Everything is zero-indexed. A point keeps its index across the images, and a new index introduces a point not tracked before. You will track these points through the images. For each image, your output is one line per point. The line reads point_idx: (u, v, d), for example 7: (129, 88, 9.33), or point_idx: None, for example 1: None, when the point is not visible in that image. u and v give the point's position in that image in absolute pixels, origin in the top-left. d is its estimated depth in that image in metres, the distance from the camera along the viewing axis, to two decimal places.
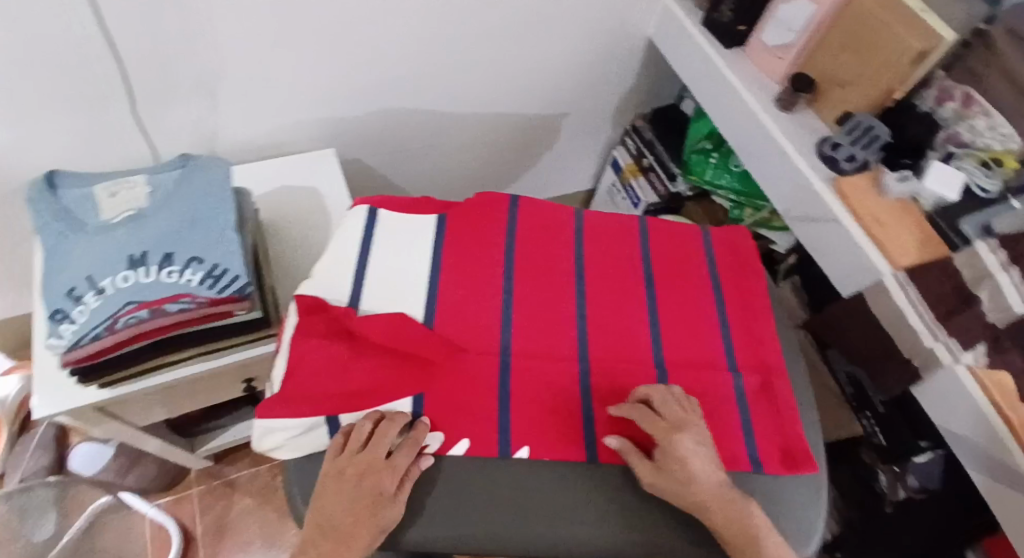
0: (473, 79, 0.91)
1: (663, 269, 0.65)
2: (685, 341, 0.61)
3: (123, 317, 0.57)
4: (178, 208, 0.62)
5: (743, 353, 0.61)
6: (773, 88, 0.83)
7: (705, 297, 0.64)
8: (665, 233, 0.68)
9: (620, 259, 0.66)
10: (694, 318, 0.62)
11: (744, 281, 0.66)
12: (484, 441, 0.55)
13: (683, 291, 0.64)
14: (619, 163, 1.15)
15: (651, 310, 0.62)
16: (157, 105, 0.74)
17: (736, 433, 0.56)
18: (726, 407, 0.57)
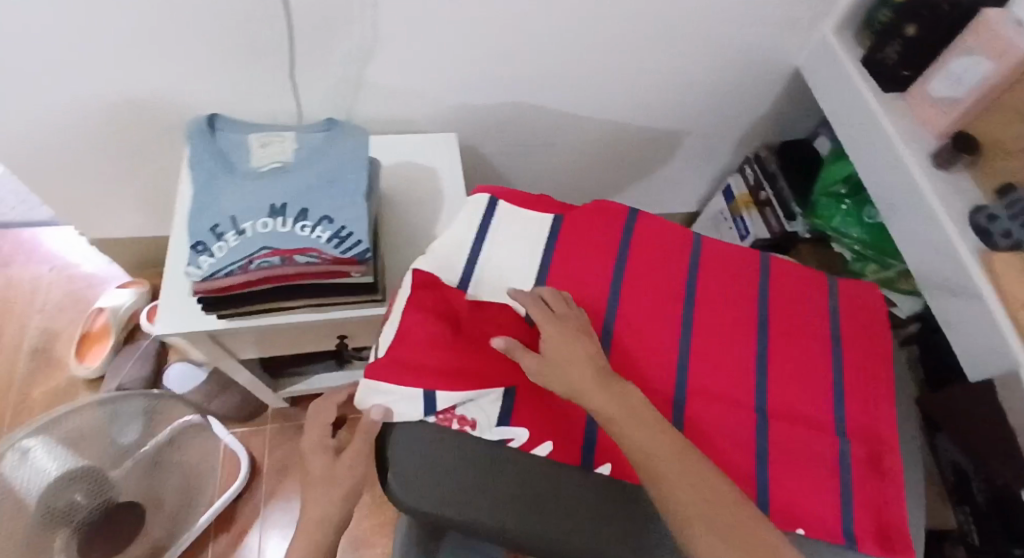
0: (606, 85, 0.90)
1: (781, 313, 0.62)
2: (792, 393, 0.58)
3: (257, 260, 0.62)
4: (320, 168, 0.67)
5: (854, 419, 0.58)
6: (930, 143, 0.76)
7: (823, 352, 0.60)
8: (789, 277, 0.65)
9: (736, 294, 0.63)
10: (806, 371, 0.59)
11: (867, 344, 0.62)
12: (565, 448, 0.53)
13: (798, 341, 0.61)
14: (732, 192, 1.10)
15: (761, 355, 0.60)
16: (313, 66, 0.78)
17: (833, 502, 0.53)
18: (826, 473, 0.54)
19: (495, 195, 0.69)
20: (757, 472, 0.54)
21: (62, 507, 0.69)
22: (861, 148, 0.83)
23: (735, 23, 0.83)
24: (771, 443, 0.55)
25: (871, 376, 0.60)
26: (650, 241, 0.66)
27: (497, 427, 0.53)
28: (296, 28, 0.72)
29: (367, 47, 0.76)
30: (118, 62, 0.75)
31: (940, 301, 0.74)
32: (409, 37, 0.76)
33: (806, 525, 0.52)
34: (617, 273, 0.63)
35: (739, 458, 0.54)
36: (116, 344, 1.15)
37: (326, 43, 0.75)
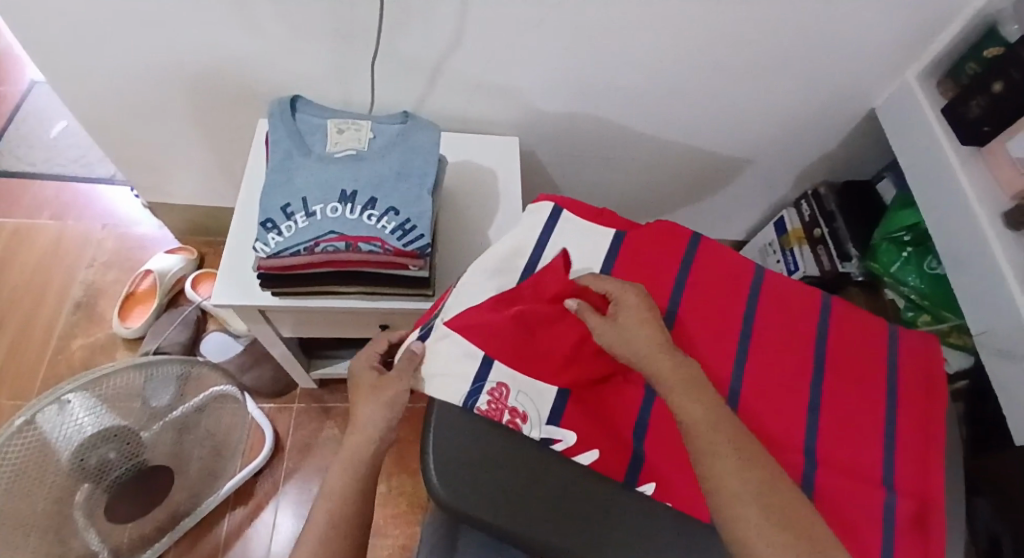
0: (676, 106, 0.91)
1: (837, 358, 0.61)
2: (843, 441, 0.57)
3: (323, 243, 0.63)
4: (392, 161, 0.68)
5: (905, 475, 0.55)
6: (1004, 203, 0.75)
7: (877, 402, 0.59)
8: (848, 321, 0.64)
9: (793, 333, 0.62)
10: (860, 420, 0.58)
11: (927, 397, 0.60)
12: (614, 461, 0.53)
13: (852, 386, 0.60)
14: (784, 225, 1.09)
15: (814, 395, 0.59)
16: (393, 58, 0.80)
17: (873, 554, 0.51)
18: (869, 524, 0.53)
19: (558, 203, 0.68)
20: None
21: (96, 464, 0.69)
22: (930, 197, 0.82)
23: (815, 58, 0.83)
24: (817, 491, 0.54)
25: (928, 431, 0.58)
26: (709, 269, 0.65)
27: (547, 426, 0.53)
28: (386, 20, 0.74)
29: (450, 44, 0.78)
30: (211, 33, 0.77)
31: (998, 361, 0.72)
32: (494, 40, 0.77)
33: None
34: (674, 298, 0.63)
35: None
36: (158, 306, 1.17)
37: (412, 37, 0.76)
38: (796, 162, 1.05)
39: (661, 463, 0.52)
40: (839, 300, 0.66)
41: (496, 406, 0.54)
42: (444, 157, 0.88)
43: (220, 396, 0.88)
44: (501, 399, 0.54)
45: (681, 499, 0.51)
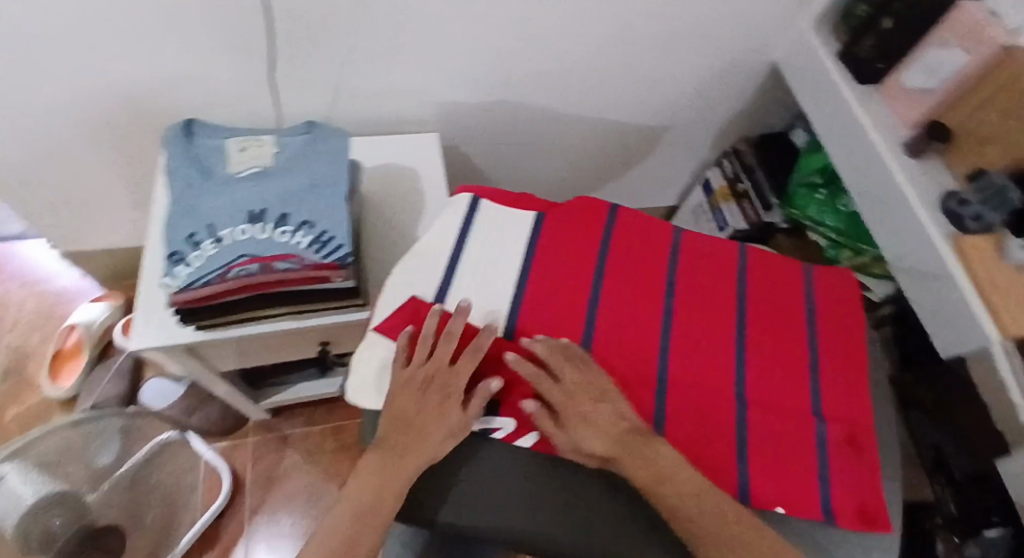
0: (589, 80, 0.91)
1: (759, 304, 0.64)
2: (772, 379, 0.59)
3: (234, 269, 0.60)
4: (300, 171, 0.65)
5: (831, 403, 0.59)
6: (901, 132, 0.79)
7: (799, 338, 0.62)
8: (762, 268, 0.66)
9: (714, 288, 0.64)
10: (785, 362, 0.60)
11: (842, 330, 0.63)
12: (553, 439, 0.54)
13: (775, 330, 0.62)
14: (711, 186, 1.13)
15: (739, 342, 0.61)
16: (293, 69, 0.77)
17: (811, 483, 0.54)
18: (804, 454, 0.55)
19: (476, 194, 0.69)
20: (736, 458, 0.55)
21: (44, 534, 0.65)
22: (837, 139, 0.85)
23: (711, 18, 0.84)
24: (751, 431, 0.56)
25: (847, 360, 0.61)
26: (629, 237, 0.67)
27: (487, 416, 0.55)
28: (275, 28, 0.71)
29: (347, 48, 0.76)
30: (92, 67, 0.73)
31: (915, 284, 0.76)
32: (393, 38, 0.76)
33: (789, 504, 0.53)
34: (599, 269, 0.64)
35: (725, 443, 0.55)
36: (90, 360, 1.11)
37: (310, 45, 0.74)
38: (712, 123, 1.07)
39: None
40: (754, 248, 0.69)
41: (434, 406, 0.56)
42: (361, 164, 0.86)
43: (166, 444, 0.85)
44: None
45: (622, 462, 0.53)
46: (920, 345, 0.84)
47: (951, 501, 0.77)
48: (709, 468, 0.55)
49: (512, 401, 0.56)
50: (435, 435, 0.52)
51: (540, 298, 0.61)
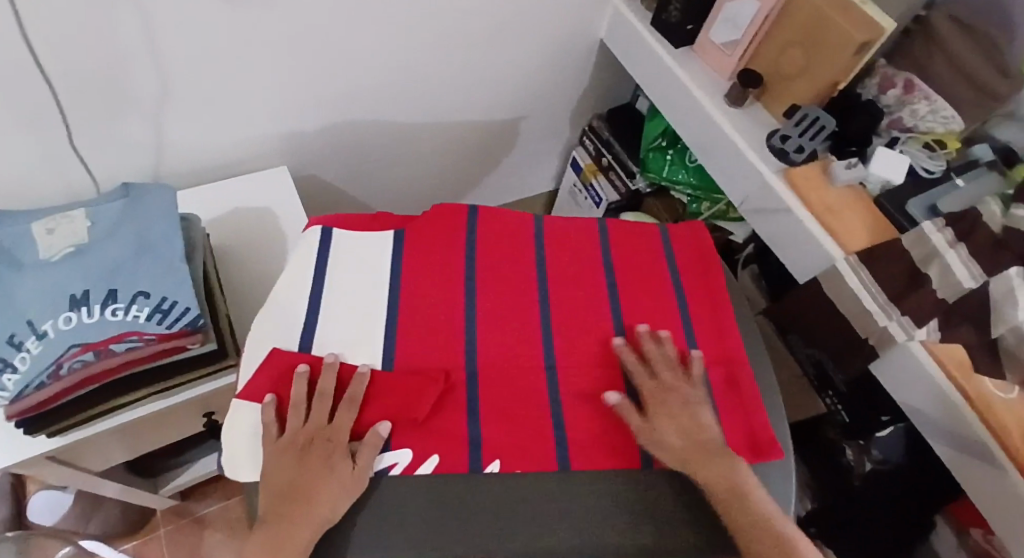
0: (432, 85, 0.90)
1: (627, 273, 0.65)
2: (650, 342, 0.61)
3: (67, 361, 0.54)
4: (123, 238, 0.61)
5: (707, 352, 0.61)
6: (723, 85, 0.84)
7: (668, 296, 0.64)
8: (624, 237, 0.68)
9: (582, 265, 0.65)
10: (659, 320, 0.62)
11: (705, 277, 0.66)
12: (453, 456, 0.51)
13: (645, 292, 0.64)
14: (578, 164, 1.17)
15: (614, 312, 0.62)
16: (102, 138, 0.70)
17: (704, 428, 0.56)
18: (693, 403, 0.57)
19: (333, 225, 0.63)
20: (633, 424, 0.55)
21: None
22: (669, 102, 0.89)
23: (535, 7, 0.86)
24: (641, 395, 0.57)
25: (714, 307, 0.64)
26: (493, 233, 0.66)
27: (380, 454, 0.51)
28: (67, 103, 0.64)
29: (157, 103, 0.70)
30: None
31: (760, 222, 0.81)
32: (209, 83, 0.71)
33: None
34: (468, 272, 0.62)
35: (619, 416, 0.56)
36: None
37: (113, 109, 0.68)
38: (564, 106, 1.10)
39: (497, 437, 0.53)
40: (613, 220, 0.70)
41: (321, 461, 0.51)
42: (212, 217, 0.80)
43: None
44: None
45: (523, 460, 0.52)
46: (786, 284, 0.90)
47: (843, 411, 0.86)
48: (610, 444, 0.54)
49: (405, 429, 0.52)
50: (330, 489, 0.48)
51: (411, 316, 0.58)
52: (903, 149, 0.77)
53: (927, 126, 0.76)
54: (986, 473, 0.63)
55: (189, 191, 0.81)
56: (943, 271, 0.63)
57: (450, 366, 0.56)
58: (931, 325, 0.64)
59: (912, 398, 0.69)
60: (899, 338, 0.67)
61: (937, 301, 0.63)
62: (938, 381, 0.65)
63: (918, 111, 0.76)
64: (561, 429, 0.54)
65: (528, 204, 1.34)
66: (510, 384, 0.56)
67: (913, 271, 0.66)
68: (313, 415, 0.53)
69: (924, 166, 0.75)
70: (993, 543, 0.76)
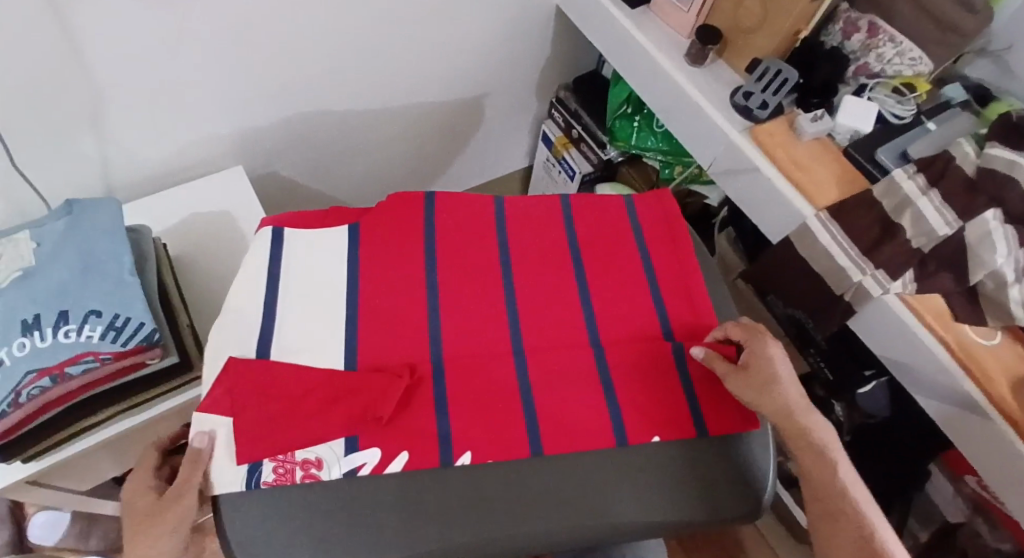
0: (385, 70, 0.87)
1: (593, 248, 0.63)
2: (619, 318, 0.59)
3: (25, 389, 0.53)
4: (68, 258, 0.60)
5: (678, 322, 0.60)
6: (683, 44, 0.82)
7: (636, 269, 0.62)
8: (588, 211, 0.66)
9: (546, 243, 0.63)
10: (628, 294, 0.60)
11: (672, 246, 0.65)
12: (423, 450, 0.49)
13: (613, 266, 0.62)
14: (549, 138, 1.14)
15: (582, 288, 0.60)
16: (45, 157, 0.68)
17: (679, 400, 0.55)
18: (666, 377, 0.56)
19: (281, 224, 0.60)
20: (607, 402, 0.53)
21: None
22: (631, 67, 0.86)
23: None
24: (614, 371, 0.55)
25: (683, 276, 0.63)
26: (453, 216, 0.63)
27: (345, 455, 0.49)
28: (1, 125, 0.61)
29: (96, 115, 0.67)
30: None
31: (729, 185, 0.79)
32: (150, 89, 0.69)
33: (662, 432, 0.53)
34: (429, 260, 0.60)
35: (592, 394, 0.54)
36: None
37: (51, 126, 0.65)
38: (527, 79, 1.07)
39: (468, 428, 0.51)
40: (577, 196, 0.68)
41: (284, 469, 0.48)
42: (171, 226, 0.78)
43: None
44: (285, 459, 0.48)
45: (494, 449, 0.50)
46: (760, 246, 0.88)
47: (828, 370, 0.82)
48: (585, 424, 0.52)
49: (370, 427, 0.50)
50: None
51: (372, 309, 0.56)
52: (871, 95, 0.74)
53: (894, 70, 0.74)
54: (970, 421, 0.63)
55: (144, 202, 0.79)
56: (915, 219, 0.64)
57: (414, 359, 0.54)
58: (907, 277, 0.62)
59: (894, 351, 0.67)
60: (874, 293, 0.64)
61: (912, 250, 0.63)
62: (917, 333, 0.63)
63: (884, 55, 0.74)
64: (532, 412, 0.52)
65: (503, 183, 1.32)
66: (479, 371, 0.53)
67: (885, 221, 0.65)
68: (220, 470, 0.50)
69: (892, 112, 0.73)
70: (988, 488, 0.76)
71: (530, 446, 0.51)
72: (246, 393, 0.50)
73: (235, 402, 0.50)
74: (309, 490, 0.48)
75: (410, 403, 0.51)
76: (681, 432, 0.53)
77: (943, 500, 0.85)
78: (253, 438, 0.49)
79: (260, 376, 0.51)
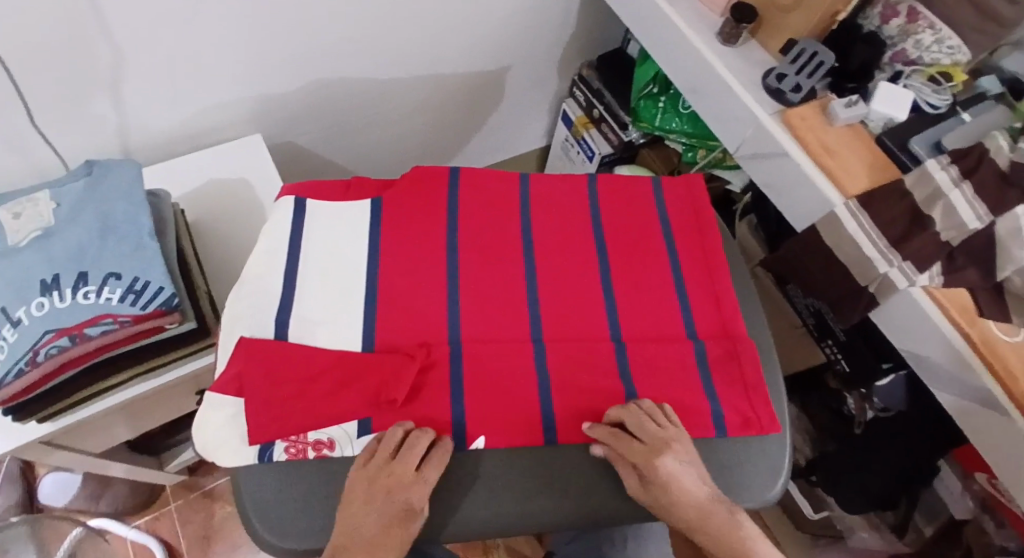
0: (406, 38, 0.85)
1: (619, 239, 0.61)
2: (644, 313, 0.57)
3: (43, 348, 0.53)
4: (86, 221, 0.59)
5: (703, 318, 0.58)
6: (715, 22, 0.80)
7: (661, 261, 0.60)
8: (616, 198, 0.64)
9: (570, 229, 0.61)
10: (651, 286, 0.59)
11: (700, 239, 0.63)
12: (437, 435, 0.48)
13: (637, 256, 0.60)
14: (569, 118, 1.14)
15: (605, 278, 0.58)
16: (65, 116, 0.67)
17: (698, 398, 0.53)
18: (687, 375, 0.54)
19: (303, 195, 0.59)
20: (625, 396, 0.52)
21: None
22: (661, 45, 0.84)
23: None
24: (633, 367, 0.53)
25: (708, 271, 0.61)
26: (477, 199, 0.61)
27: (360, 436, 0.48)
28: (21, 83, 0.60)
29: (112, 77, 0.66)
30: None
31: (755, 169, 0.78)
32: (167, 52, 0.67)
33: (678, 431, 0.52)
34: (450, 242, 0.58)
35: (611, 390, 0.52)
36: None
37: (70, 84, 0.64)
38: (549, 55, 1.05)
39: (484, 414, 0.49)
40: (605, 180, 0.66)
41: (295, 448, 0.48)
42: (189, 191, 0.78)
43: (86, 538, 0.88)
44: (298, 439, 0.48)
45: (509, 436, 0.49)
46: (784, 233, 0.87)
47: (843, 360, 0.82)
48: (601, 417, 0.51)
49: (383, 410, 0.49)
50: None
51: (390, 287, 0.54)
52: (907, 83, 0.72)
53: (932, 58, 0.72)
54: (990, 420, 0.62)
55: (161, 166, 0.78)
56: (946, 210, 0.61)
57: (431, 341, 0.52)
58: (933, 271, 0.62)
59: (914, 344, 0.67)
60: (899, 284, 0.63)
61: (940, 243, 0.61)
62: (941, 328, 0.62)
63: (922, 42, 0.71)
64: (547, 401, 0.50)
65: (520, 161, 1.30)
66: (498, 357, 0.51)
67: (916, 213, 0.63)
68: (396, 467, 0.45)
69: (928, 102, 0.71)
70: (996, 487, 0.76)
71: (545, 434, 0.50)
72: (256, 373, 0.48)
73: (247, 381, 0.48)
74: (327, 463, 0.48)
75: (427, 385, 0.50)
76: (699, 429, 0.52)
77: (950, 497, 0.85)
78: (264, 422, 0.47)
79: (275, 352, 0.49)
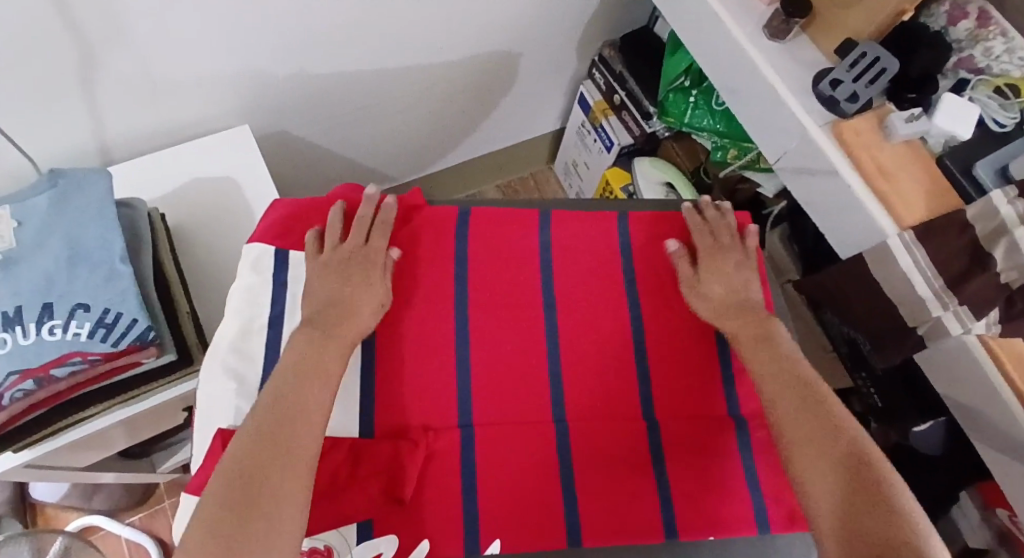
0: (416, 21, 0.77)
1: (655, 295, 0.57)
2: (679, 389, 0.53)
3: (7, 392, 0.48)
4: (50, 246, 0.52)
5: (745, 391, 0.54)
6: (763, 13, 0.71)
7: (702, 319, 0.56)
8: (650, 248, 0.59)
9: (601, 286, 0.57)
10: (688, 358, 0.55)
11: None
12: (445, 539, 0.45)
13: (672, 319, 0.56)
14: (587, 102, 1.05)
15: (638, 344, 0.54)
16: (28, 117, 0.59)
17: (737, 487, 0.50)
18: (723, 461, 0.50)
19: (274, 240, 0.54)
20: (654, 487, 0.48)
21: None
22: (698, 36, 0.75)
23: None
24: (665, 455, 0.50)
25: None
26: (491, 255, 0.57)
27: (359, 544, 0.44)
28: None
29: (84, 74, 0.58)
30: None
31: (797, 184, 0.71)
32: (143, 44, 0.59)
33: (715, 531, 0.48)
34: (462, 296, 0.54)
35: (641, 488, 0.48)
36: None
37: (31, 83, 0.56)
38: (569, 35, 0.95)
39: (498, 513, 0.46)
40: (637, 226, 0.61)
41: None
42: (173, 191, 0.70)
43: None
44: None
45: (527, 539, 0.46)
46: (819, 252, 0.85)
47: (877, 395, 0.83)
48: (628, 512, 0.48)
49: (388, 512, 0.45)
50: (206, 505, 0.37)
51: (395, 357, 0.51)
52: (970, 95, 0.63)
53: (1000, 68, 0.63)
54: None
55: (138, 163, 0.71)
56: (1009, 250, 0.53)
57: (441, 423, 0.49)
58: (992, 317, 0.56)
59: (960, 394, 0.63)
60: (952, 329, 0.58)
61: (998, 286, 0.55)
62: (994, 381, 0.57)
63: (993, 50, 0.64)
64: (571, 496, 0.47)
65: (532, 145, 1.22)
66: (518, 443, 0.49)
67: (976, 249, 0.56)
68: (348, 239, 0.53)
69: (994, 118, 0.62)
70: (1015, 525, 0.71)
71: (567, 533, 0.46)
72: None
73: None
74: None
75: (442, 477, 0.46)
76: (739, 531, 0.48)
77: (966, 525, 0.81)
78: None
79: None
